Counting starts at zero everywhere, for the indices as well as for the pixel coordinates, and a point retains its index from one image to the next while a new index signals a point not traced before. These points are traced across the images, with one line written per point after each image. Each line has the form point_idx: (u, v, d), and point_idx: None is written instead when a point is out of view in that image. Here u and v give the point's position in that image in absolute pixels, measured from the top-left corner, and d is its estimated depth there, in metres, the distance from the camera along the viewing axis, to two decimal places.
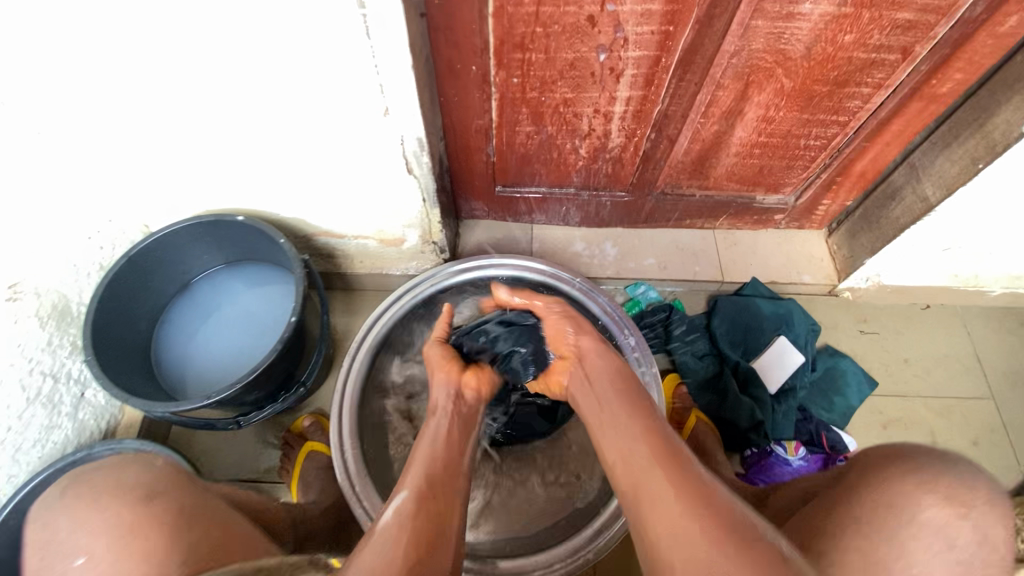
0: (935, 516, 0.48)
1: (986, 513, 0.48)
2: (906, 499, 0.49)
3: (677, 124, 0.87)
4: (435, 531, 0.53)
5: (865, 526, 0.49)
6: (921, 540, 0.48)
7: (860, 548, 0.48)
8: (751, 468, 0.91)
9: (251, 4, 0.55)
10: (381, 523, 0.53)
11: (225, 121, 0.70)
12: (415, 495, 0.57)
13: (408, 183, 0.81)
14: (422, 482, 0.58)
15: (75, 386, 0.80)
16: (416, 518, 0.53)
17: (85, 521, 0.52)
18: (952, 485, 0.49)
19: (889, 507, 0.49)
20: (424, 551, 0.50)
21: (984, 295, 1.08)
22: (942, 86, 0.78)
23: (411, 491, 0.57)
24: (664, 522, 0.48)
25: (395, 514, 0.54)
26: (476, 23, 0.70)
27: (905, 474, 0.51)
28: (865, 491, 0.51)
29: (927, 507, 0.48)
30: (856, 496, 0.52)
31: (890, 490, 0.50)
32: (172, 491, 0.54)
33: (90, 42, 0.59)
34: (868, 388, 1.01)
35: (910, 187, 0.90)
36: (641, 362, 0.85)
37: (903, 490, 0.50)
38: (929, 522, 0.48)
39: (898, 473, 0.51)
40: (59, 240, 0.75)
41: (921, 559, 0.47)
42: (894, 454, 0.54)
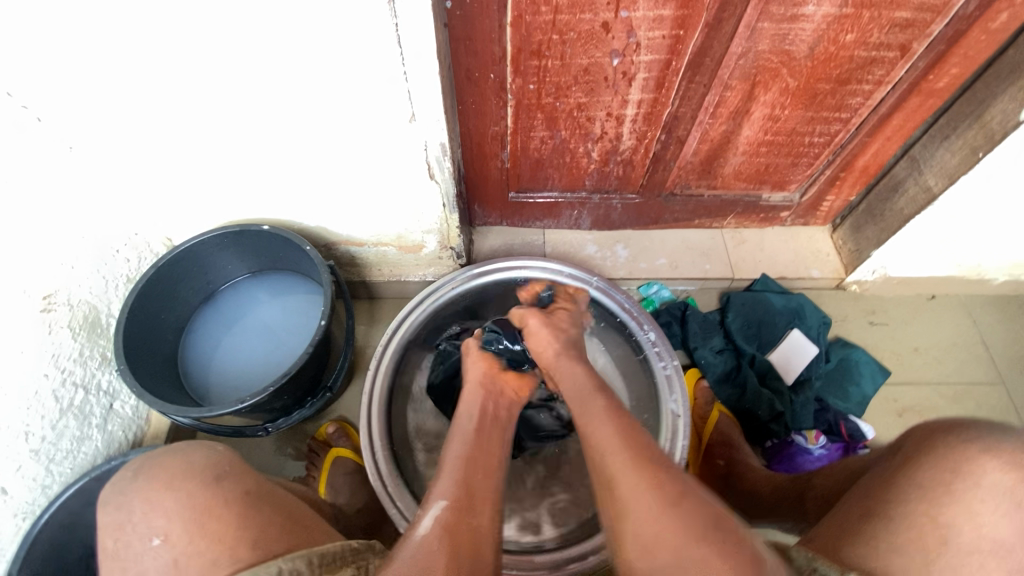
0: (1004, 480, 0.51)
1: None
2: (975, 463, 0.52)
3: (686, 125, 0.91)
4: (472, 536, 0.54)
5: (931, 493, 0.52)
6: (990, 502, 0.50)
7: (930, 515, 0.51)
8: (773, 458, 0.94)
9: (287, 16, 0.58)
10: (420, 533, 0.53)
11: (254, 131, 0.73)
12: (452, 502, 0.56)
13: (429, 189, 0.83)
14: (457, 487, 0.58)
15: (105, 397, 0.81)
16: (456, 527, 0.54)
17: (150, 516, 0.54)
18: (995, 450, 0.52)
19: (954, 471, 0.52)
20: (461, 550, 0.52)
21: (987, 284, 1.11)
22: (939, 81, 0.82)
23: (448, 500, 0.57)
24: (652, 541, 0.49)
25: (434, 523, 0.54)
26: (495, 32, 0.73)
27: (970, 442, 0.53)
28: (928, 462, 0.54)
29: (992, 472, 0.51)
30: (920, 468, 0.54)
31: (962, 457, 0.52)
32: (227, 484, 0.56)
33: (130, 55, 0.62)
34: (882, 377, 1.03)
35: (912, 179, 0.94)
36: (661, 357, 0.87)
37: (969, 456, 0.52)
38: (996, 485, 0.51)
39: (960, 442, 0.54)
40: (88, 252, 0.77)
41: (989, 520, 0.50)
42: (949, 425, 0.56)
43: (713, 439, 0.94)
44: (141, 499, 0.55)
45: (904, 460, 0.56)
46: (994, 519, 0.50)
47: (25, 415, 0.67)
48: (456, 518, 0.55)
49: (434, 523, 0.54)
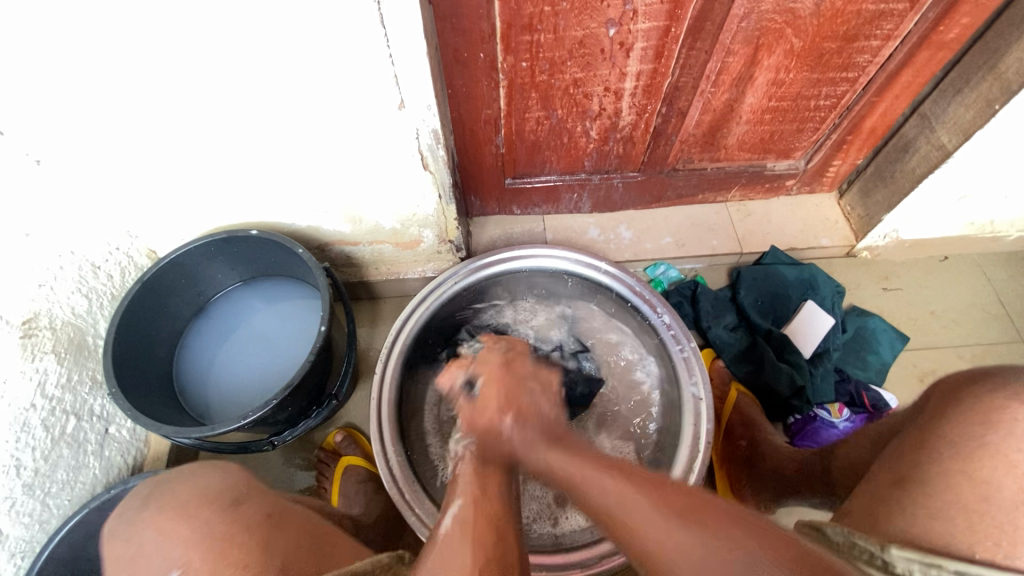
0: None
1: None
2: (1006, 412, 0.47)
3: (687, 96, 0.87)
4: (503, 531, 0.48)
5: (963, 448, 0.47)
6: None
7: (967, 471, 0.46)
8: (796, 435, 0.91)
9: (260, 3, 0.53)
10: (444, 531, 0.48)
11: (236, 131, 0.68)
12: (470, 499, 0.51)
13: (425, 181, 0.79)
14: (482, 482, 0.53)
15: (98, 422, 0.77)
16: (479, 521, 0.48)
17: (152, 554, 0.50)
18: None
19: (984, 423, 0.48)
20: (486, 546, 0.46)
21: (1000, 241, 1.08)
22: (949, 32, 0.78)
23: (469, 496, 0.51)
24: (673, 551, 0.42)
25: (454, 521, 0.49)
26: (483, 8, 0.69)
27: (994, 391, 0.49)
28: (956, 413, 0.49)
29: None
30: (947, 423, 0.49)
31: (989, 406, 0.48)
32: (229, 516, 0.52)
33: (82, 55, 0.56)
34: (900, 343, 1.01)
35: (923, 138, 0.90)
36: (677, 338, 0.84)
37: (996, 405, 0.48)
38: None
39: (986, 392, 0.50)
40: (66, 271, 0.72)
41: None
42: (972, 377, 0.52)
43: (733, 420, 0.91)
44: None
45: (927, 417, 0.52)
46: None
47: (13, 449, 0.63)
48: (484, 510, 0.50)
49: (456, 521, 0.49)
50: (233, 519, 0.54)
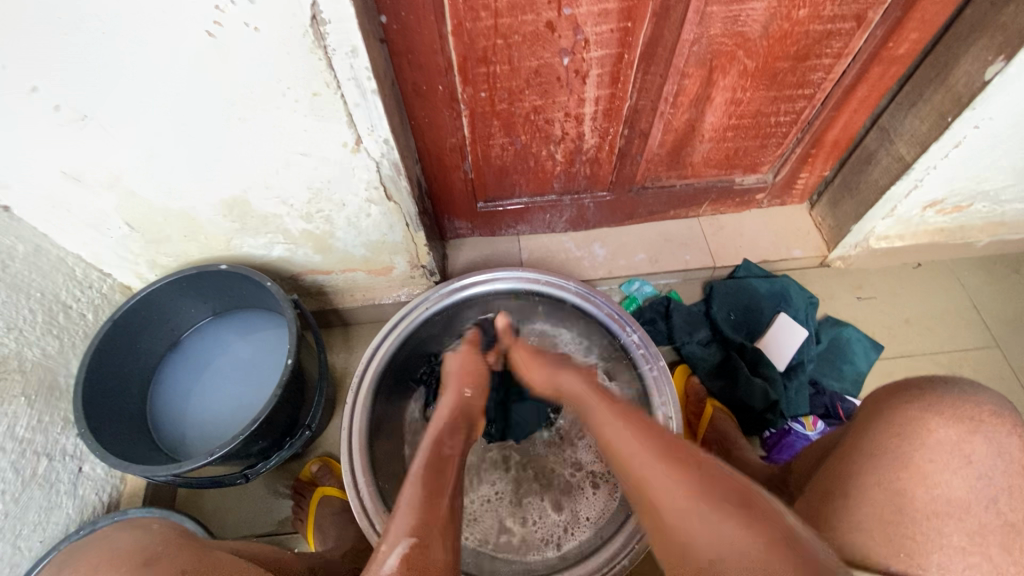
0: (947, 436, 0.49)
1: (987, 428, 0.50)
2: (920, 423, 0.50)
3: (648, 118, 0.88)
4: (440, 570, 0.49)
5: (881, 461, 0.51)
6: (938, 462, 0.49)
7: (884, 482, 0.50)
8: (772, 449, 0.92)
9: (207, 54, 0.55)
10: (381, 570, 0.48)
11: (198, 174, 0.69)
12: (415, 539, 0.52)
13: (390, 211, 0.81)
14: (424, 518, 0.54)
15: (71, 462, 0.77)
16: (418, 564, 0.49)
17: None
18: (937, 408, 0.51)
19: (899, 435, 0.51)
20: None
21: (972, 247, 1.09)
22: (898, 48, 0.80)
23: (415, 535, 0.52)
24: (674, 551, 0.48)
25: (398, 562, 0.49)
26: (437, 43, 0.70)
27: (909, 402, 0.52)
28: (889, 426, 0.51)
29: (939, 429, 0.50)
30: (872, 435, 0.52)
31: (905, 419, 0.51)
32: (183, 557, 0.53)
33: (39, 108, 0.58)
34: (874, 353, 1.01)
35: (884, 149, 0.92)
36: (646, 356, 0.85)
37: (912, 417, 0.51)
38: (944, 442, 0.49)
39: (904, 402, 0.53)
40: (36, 313, 0.74)
41: (942, 479, 0.49)
42: (896, 387, 0.55)
43: (708, 436, 0.91)
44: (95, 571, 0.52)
45: (854, 430, 0.55)
46: (950, 479, 0.48)
47: None
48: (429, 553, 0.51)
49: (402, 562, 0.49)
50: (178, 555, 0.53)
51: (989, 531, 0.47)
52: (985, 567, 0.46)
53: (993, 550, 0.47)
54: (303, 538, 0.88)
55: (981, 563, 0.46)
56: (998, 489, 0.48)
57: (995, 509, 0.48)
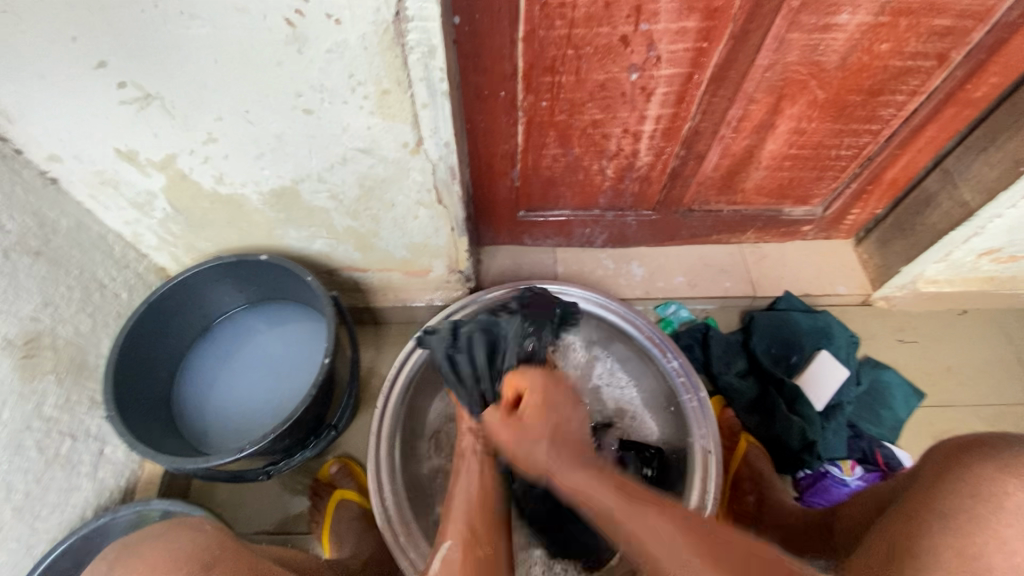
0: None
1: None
2: (995, 487, 0.48)
3: (707, 141, 0.86)
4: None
5: (955, 524, 0.48)
6: (1016, 527, 0.46)
7: (957, 548, 0.47)
8: (805, 490, 0.89)
9: (283, 45, 0.53)
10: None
11: (252, 163, 0.68)
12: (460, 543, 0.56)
13: (437, 215, 0.78)
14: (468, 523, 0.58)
15: (94, 444, 0.76)
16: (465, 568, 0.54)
17: None
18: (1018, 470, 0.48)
19: (973, 496, 0.48)
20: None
21: (1021, 298, 1.06)
22: (976, 91, 0.77)
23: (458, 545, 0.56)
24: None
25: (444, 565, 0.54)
26: (506, 48, 0.69)
27: (984, 462, 0.50)
28: (957, 487, 0.50)
29: (1018, 493, 0.47)
30: (943, 495, 0.50)
31: (979, 479, 0.49)
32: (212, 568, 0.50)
33: (105, 85, 0.57)
34: (915, 401, 0.98)
35: (946, 192, 0.89)
36: (687, 387, 0.82)
37: (988, 478, 0.49)
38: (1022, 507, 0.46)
39: (976, 462, 0.51)
40: (73, 290, 0.72)
41: (1019, 546, 0.45)
42: (969, 445, 0.53)
43: (742, 473, 0.88)
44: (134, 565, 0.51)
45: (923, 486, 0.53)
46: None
47: (4, 472, 0.62)
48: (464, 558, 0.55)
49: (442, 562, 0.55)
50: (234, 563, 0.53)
51: None
52: None
53: None
54: (318, 541, 0.86)
55: None
56: None
57: None
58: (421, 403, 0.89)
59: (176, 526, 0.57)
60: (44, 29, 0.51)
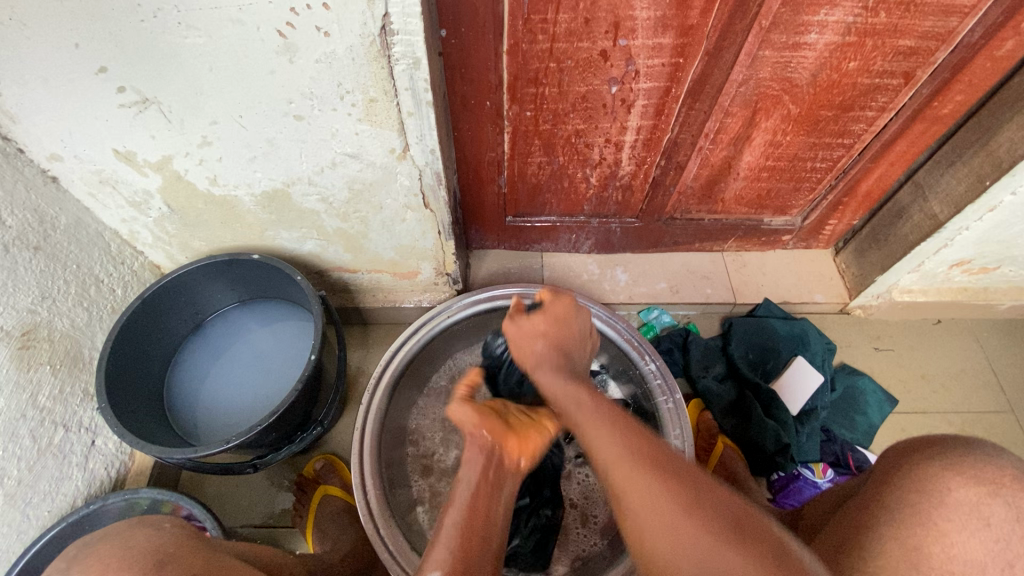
0: (966, 496, 0.48)
1: (1008, 492, 0.48)
2: (937, 481, 0.50)
3: (687, 151, 0.89)
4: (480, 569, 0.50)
5: (899, 516, 0.50)
6: (957, 522, 0.48)
7: (898, 539, 0.49)
8: (779, 492, 0.91)
9: (275, 56, 0.56)
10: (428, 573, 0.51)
11: (245, 165, 0.70)
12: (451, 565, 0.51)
13: (424, 217, 0.81)
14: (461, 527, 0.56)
15: (85, 434, 0.78)
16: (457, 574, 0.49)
17: None
18: (970, 471, 0.50)
19: (918, 492, 0.50)
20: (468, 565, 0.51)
21: (993, 309, 1.09)
22: (943, 107, 0.81)
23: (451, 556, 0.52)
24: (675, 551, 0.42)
25: None
26: (491, 61, 0.72)
27: (931, 459, 0.52)
28: (896, 482, 0.52)
29: (957, 489, 0.49)
30: (889, 489, 0.52)
31: (925, 474, 0.51)
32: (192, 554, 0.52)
33: (106, 90, 0.60)
34: (888, 406, 1.01)
35: (917, 205, 0.92)
36: (664, 388, 0.84)
37: (933, 473, 0.51)
38: (961, 502, 0.48)
39: (922, 460, 0.52)
40: (69, 285, 0.75)
41: (958, 538, 0.47)
42: (919, 442, 0.55)
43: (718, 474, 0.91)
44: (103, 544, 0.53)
45: (874, 479, 0.55)
46: (966, 540, 0.47)
47: None
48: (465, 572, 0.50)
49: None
50: (188, 559, 0.55)
51: None
52: None
53: None
54: (300, 535, 0.88)
55: None
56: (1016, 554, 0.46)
57: None
58: (406, 404, 0.91)
59: (135, 526, 0.59)
60: (47, 36, 0.54)
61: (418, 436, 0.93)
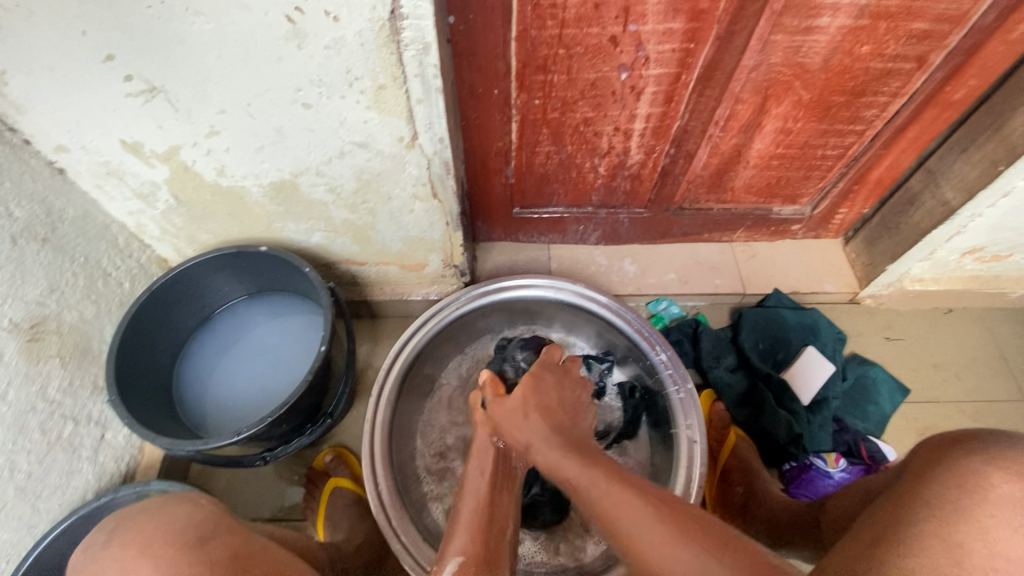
0: (1011, 492, 0.47)
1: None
2: (981, 477, 0.49)
3: (696, 139, 0.88)
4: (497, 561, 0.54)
5: (942, 511, 0.48)
6: (999, 516, 0.47)
7: (943, 535, 0.47)
8: (791, 482, 0.91)
9: (282, 41, 0.56)
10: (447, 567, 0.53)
11: (252, 155, 0.70)
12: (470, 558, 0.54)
13: (433, 208, 0.81)
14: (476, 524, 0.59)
15: (95, 427, 0.78)
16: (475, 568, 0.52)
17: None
18: (995, 456, 0.49)
19: (959, 486, 0.49)
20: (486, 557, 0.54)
21: (1006, 297, 1.08)
22: (956, 92, 0.80)
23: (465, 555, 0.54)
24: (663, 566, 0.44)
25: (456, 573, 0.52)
26: (499, 47, 0.71)
27: (972, 455, 0.51)
28: (934, 477, 0.51)
29: (1001, 485, 0.48)
30: (928, 485, 0.51)
31: (967, 470, 0.50)
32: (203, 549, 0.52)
33: (112, 78, 0.59)
34: (900, 396, 1.00)
35: (929, 192, 0.91)
36: (676, 378, 0.83)
37: (974, 469, 0.50)
38: (1007, 498, 0.47)
39: (963, 456, 0.51)
40: (77, 277, 0.75)
41: (1002, 536, 0.46)
42: (956, 439, 0.54)
43: (731, 464, 0.90)
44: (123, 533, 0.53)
45: (911, 476, 0.54)
46: (1010, 536, 0.46)
47: (8, 451, 0.64)
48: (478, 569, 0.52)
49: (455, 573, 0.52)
50: (229, 538, 0.55)
51: None
52: None
53: None
54: (312, 527, 0.88)
55: None
56: None
57: None
58: (416, 396, 0.91)
59: (171, 501, 0.59)
60: (53, 23, 0.53)
61: (433, 429, 0.93)
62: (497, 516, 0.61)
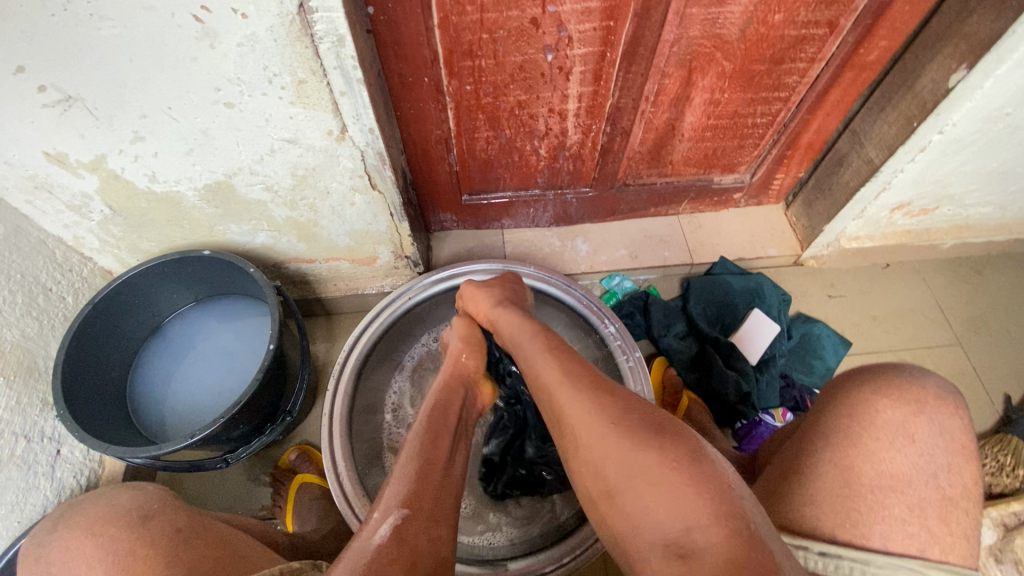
0: (894, 417, 0.54)
1: (930, 410, 0.55)
2: (869, 404, 0.55)
3: (630, 116, 0.90)
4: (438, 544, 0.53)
5: (837, 442, 0.54)
6: (886, 442, 0.53)
7: (836, 462, 0.53)
8: (743, 439, 0.96)
9: (195, 41, 0.56)
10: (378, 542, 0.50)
11: (182, 157, 0.69)
12: (409, 509, 0.54)
13: (373, 200, 0.82)
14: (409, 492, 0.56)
15: (50, 444, 0.78)
16: (415, 536, 0.52)
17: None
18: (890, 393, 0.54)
19: (850, 416, 0.55)
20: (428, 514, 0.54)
21: (937, 248, 1.14)
22: (869, 54, 0.83)
23: (406, 507, 0.54)
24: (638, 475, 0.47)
25: (391, 531, 0.51)
26: (423, 35, 0.72)
27: (863, 387, 0.57)
28: (834, 411, 0.56)
29: (886, 411, 0.54)
30: (829, 417, 0.56)
31: (857, 401, 0.56)
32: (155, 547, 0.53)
33: (23, 89, 0.58)
34: (843, 348, 1.05)
35: (855, 152, 0.95)
36: (623, 349, 0.86)
37: (864, 399, 0.56)
38: (891, 422, 0.54)
39: (857, 387, 0.57)
40: (15, 294, 0.74)
41: (887, 457, 0.53)
42: (854, 373, 0.60)
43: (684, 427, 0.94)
44: (98, 519, 0.56)
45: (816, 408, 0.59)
46: (892, 456, 0.53)
47: None
48: (415, 524, 0.53)
49: (392, 532, 0.51)
50: (175, 514, 0.58)
51: (928, 505, 0.51)
52: (922, 537, 0.50)
53: (931, 522, 0.51)
54: (281, 523, 0.89)
55: (920, 534, 0.50)
56: (939, 466, 0.53)
57: (935, 484, 0.52)
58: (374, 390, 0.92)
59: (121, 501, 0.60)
60: None
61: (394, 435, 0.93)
62: (438, 478, 0.59)
